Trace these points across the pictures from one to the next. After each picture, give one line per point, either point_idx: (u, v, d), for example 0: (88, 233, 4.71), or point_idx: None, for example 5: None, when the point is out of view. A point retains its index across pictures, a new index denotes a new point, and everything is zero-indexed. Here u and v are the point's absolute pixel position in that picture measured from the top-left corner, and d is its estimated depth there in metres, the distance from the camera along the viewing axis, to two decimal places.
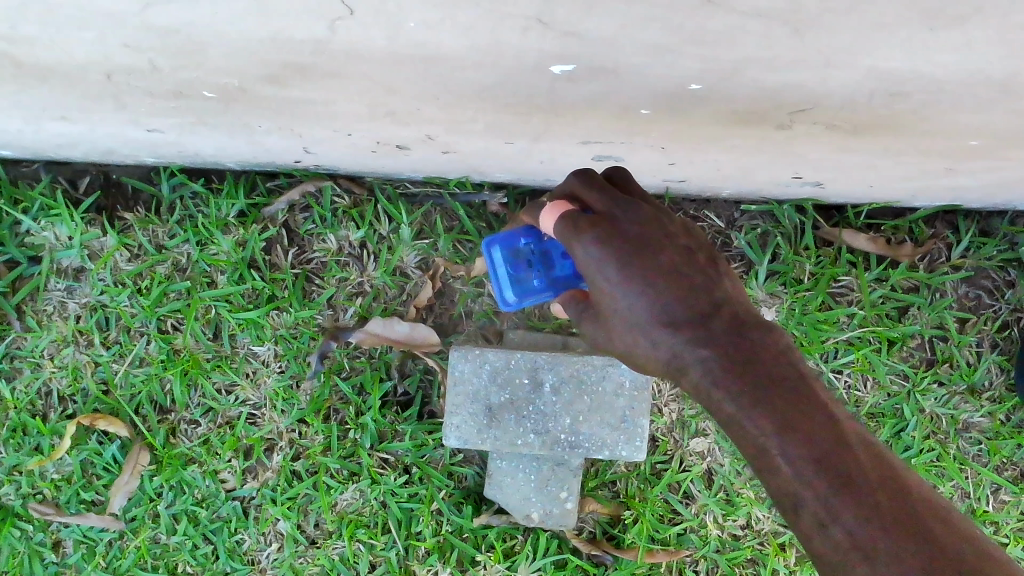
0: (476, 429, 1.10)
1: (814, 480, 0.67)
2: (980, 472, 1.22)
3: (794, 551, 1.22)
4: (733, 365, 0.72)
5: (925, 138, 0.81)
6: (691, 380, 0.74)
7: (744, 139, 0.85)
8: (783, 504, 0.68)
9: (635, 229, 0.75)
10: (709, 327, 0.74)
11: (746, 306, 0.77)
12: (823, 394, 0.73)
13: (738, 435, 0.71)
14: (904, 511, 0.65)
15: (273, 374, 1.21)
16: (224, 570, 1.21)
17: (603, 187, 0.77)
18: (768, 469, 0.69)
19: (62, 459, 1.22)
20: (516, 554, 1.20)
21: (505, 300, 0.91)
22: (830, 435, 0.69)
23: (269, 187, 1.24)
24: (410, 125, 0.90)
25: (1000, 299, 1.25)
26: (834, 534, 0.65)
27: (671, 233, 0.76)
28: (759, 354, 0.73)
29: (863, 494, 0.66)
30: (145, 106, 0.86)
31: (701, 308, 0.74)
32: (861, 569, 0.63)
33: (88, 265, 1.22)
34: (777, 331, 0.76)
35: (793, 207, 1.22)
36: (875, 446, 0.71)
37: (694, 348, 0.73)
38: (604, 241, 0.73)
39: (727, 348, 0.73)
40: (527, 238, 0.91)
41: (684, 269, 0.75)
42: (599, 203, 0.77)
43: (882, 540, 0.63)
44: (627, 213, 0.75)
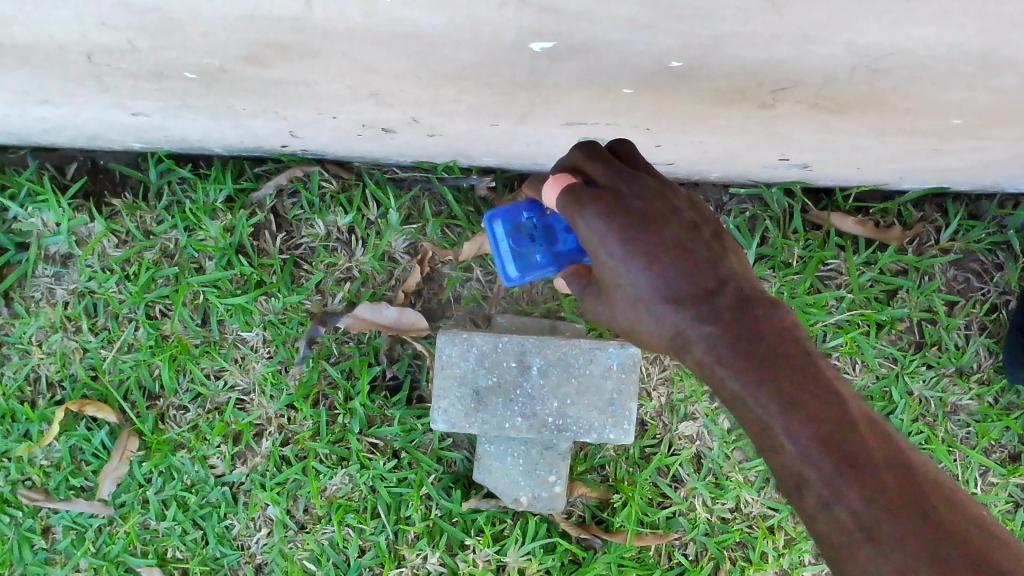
0: (463, 412, 1.10)
1: (819, 460, 0.67)
2: (968, 455, 1.22)
3: (782, 534, 1.23)
4: (737, 344, 0.72)
5: (909, 117, 0.81)
6: (695, 357, 0.74)
7: (728, 119, 0.85)
8: (788, 483, 0.69)
9: (639, 204, 0.75)
10: (713, 305, 0.73)
11: (751, 281, 0.77)
12: (829, 370, 0.73)
13: (743, 413, 0.71)
14: (910, 491, 0.65)
15: (262, 360, 1.21)
16: (214, 555, 1.21)
17: (607, 161, 0.77)
18: (773, 446, 0.70)
19: (51, 446, 1.22)
20: (506, 538, 1.21)
21: (507, 275, 0.91)
22: (835, 413, 0.69)
23: (257, 172, 1.23)
24: (395, 107, 0.89)
25: (988, 282, 1.25)
26: (837, 513, 0.65)
27: (675, 208, 0.76)
28: (764, 331, 0.73)
29: (868, 472, 0.66)
30: (127, 88, 0.86)
31: (705, 285, 0.74)
32: (864, 549, 0.63)
33: (75, 251, 1.22)
34: (782, 308, 0.75)
35: (782, 190, 1.22)
36: (880, 423, 0.71)
37: (698, 325, 0.73)
38: (607, 216, 0.74)
39: (731, 325, 0.73)
40: (530, 213, 0.91)
41: (688, 245, 0.75)
42: (603, 176, 0.77)
43: (887, 520, 0.63)
44: (632, 187, 0.76)
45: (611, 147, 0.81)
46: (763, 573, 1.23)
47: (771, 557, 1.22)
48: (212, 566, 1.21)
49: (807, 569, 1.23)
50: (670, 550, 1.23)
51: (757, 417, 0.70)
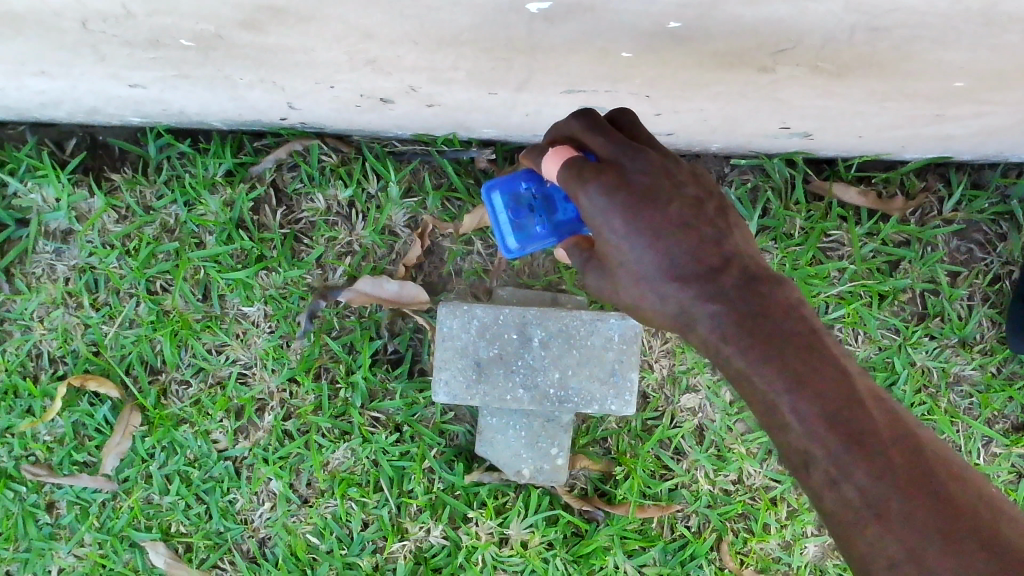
0: (465, 385, 1.09)
1: (826, 438, 0.67)
2: (971, 425, 1.22)
3: (785, 506, 1.23)
4: (743, 322, 0.71)
5: (910, 80, 0.80)
6: (700, 335, 0.73)
7: (727, 84, 0.85)
8: (794, 460, 0.69)
9: (642, 178, 0.73)
10: (720, 282, 0.72)
11: (755, 258, 0.76)
12: (835, 348, 0.72)
13: (749, 391, 0.71)
14: (918, 468, 0.65)
15: (263, 334, 1.21)
16: (218, 529, 1.22)
17: (608, 133, 0.76)
18: (779, 424, 0.69)
19: (54, 421, 1.22)
20: (508, 511, 1.21)
21: (507, 247, 0.91)
22: (842, 391, 0.68)
23: (257, 146, 1.23)
24: (392, 75, 0.89)
25: (992, 252, 1.25)
26: (844, 491, 0.65)
27: (679, 183, 0.75)
28: (770, 309, 0.72)
29: (876, 452, 0.66)
30: (124, 57, 0.86)
31: (709, 262, 0.73)
32: (872, 527, 0.64)
33: (75, 227, 1.22)
34: (787, 286, 0.74)
35: (783, 160, 1.21)
36: (887, 400, 0.71)
37: (703, 304, 0.72)
38: (609, 191, 0.72)
39: (738, 303, 0.72)
40: (529, 183, 0.91)
41: (693, 222, 0.74)
42: (604, 148, 0.75)
43: (894, 498, 0.64)
44: (634, 161, 0.74)
45: (611, 117, 0.80)
46: (766, 544, 1.23)
47: (774, 529, 1.22)
48: (216, 540, 1.22)
49: (809, 540, 1.23)
50: (672, 522, 1.23)
51: (762, 396, 0.70)
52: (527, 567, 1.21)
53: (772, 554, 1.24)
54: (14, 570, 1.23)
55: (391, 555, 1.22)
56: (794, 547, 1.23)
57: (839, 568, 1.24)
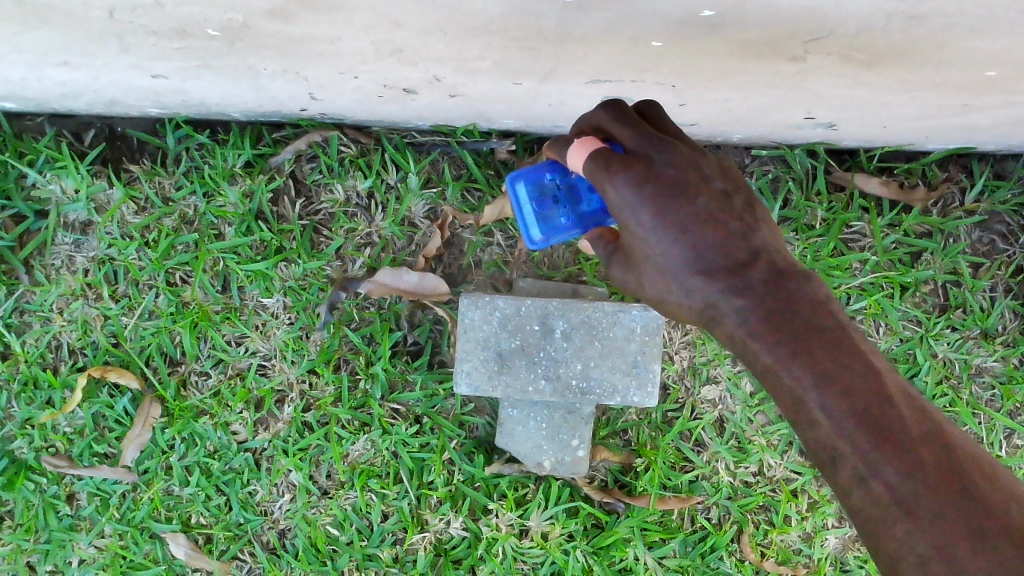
0: (487, 375, 1.09)
1: (854, 434, 0.67)
2: (993, 417, 1.21)
3: (806, 498, 1.22)
4: (771, 317, 0.71)
5: (941, 69, 0.79)
6: (726, 329, 0.73)
7: (756, 74, 0.84)
8: (820, 456, 0.69)
9: (670, 171, 0.72)
10: (746, 276, 0.72)
11: (783, 252, 0.75)
12: (863, 343, 0.72)
13: (776, 386, 0.71)
14: (948, 465, 0.65)
15: (283, 326, 1.21)
16: (237, 521, 1.22)
17: (636, 124, 0.75)
18: (807, 419, 0.69)
19: (74, 413, 1.22)
20: (528, 502, 1.21)
21: (532, 238, 0.90)
22: (871, 386, 0.68)
23: (276, 137, 1.22)
24: (417, 65, 0.88)
25: (1014, 243, 1.24)
26: (872, 488, 0.65)
27: (707, 176, 0.74)
28: (798, 304, 0.71)
29: (905, 448, 0.65)
30: (149, 47, 0.86)
31: (737, 257, 0.72)
32: (901, 524, 0.64)
33: (95, 219, 1.22)
34: (814, 281, 0.73)
35: (804, 151, 1.21)
36: (915, 396, 0.70)
37: (730, 298, 0.71)
38: (637, 183, 0.71)
39: (765, 298, 0.71)
40: (553, 174, 0.90)
41: (721, 216, 0.73)
42: (632, 140, 0.74)
43: (924, 495, 0.63)
44: (662, 154, 0.73)
45: (637, 109, 0.79)
46: (786, 536, 1.23)
47: (795, 521, 1.22)
48: (236, 532, 1.22)
49: (831, 532, 1.22)
50: (693, 514, 1.23)
51: (790, 391, 0.70)
52: (548, 559, 1.21)
53: (793, 547, 1.23)
54: (34, 562, 1.23)
55: (411, 547, 1.22)
56: (814, 539, 1.22)
57: (860, 560, 1.23)
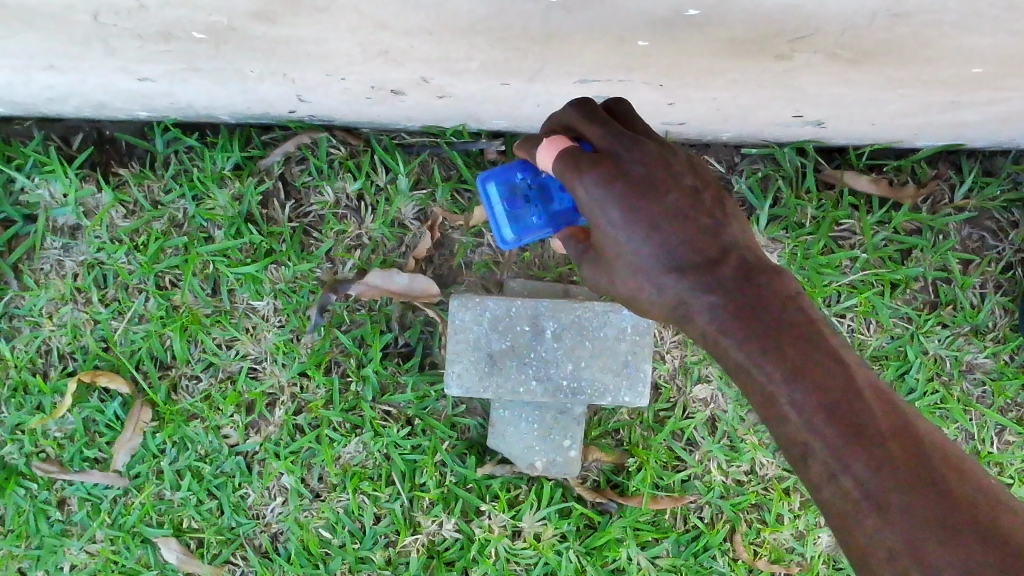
0: (478, 377, 1.09)
1: (825, 430, 0.66)
2: (984, 414, 1.21)
3: (798, 496, 1.22)
4: (741, 314, 0.71)
5: (928, 65, 0.79)
6: (698, 326, 0.73)
7: (742, 72, 0.84)
8: (791, 452, 0.69)
9: (639, 169, 0.72)
10: (716, 273, 0.72)
11: (754, 250, 0.75)
12: (834, 339, 0.72)
13: (747, 382, 0.71)
14: (918, 460, 0.65)
15: (273, 329, 1.20)
16: (230, 524, 1.21)
17: (604, 121, 0.74)
18: (778, 415, 0.69)
19: (64, 418, 1.21)
20: (521, 504, 1.21)
21: (504, 239, 0.91)
22: (841, 381, 0.68)
23: (265, 140, 1.22)
24: (404, 66, 0.88)
25: (1004, 240, 1.24)
26: (843, 483, 0.65)
27: (677, 173, 0.74)
28: (769, 301, 0.72)
29: (875, 443, 0.65)
30: (134, 51, 0.85)
31: (708, 254, 0.72)
32: (871, 519, 0.63)
33: (84, 223, 1.22)
34: (785, 277, 0.74)
35: (794, 149, 1.20)
36: (887, 391, 0.70)
37: (699, 295, 0.72)
38: (606, 181, 0.71)
39: (735, 294, 0.72)
40: (523, 173, 0.90)
41: (691, 213, 0.73)
42: (601, 138, 0.74)
43: (894, 490, 0.63)
44: (632, 152, 0.73)
45: (607, 106, 0.79)
46: (779, 534, 1.22)
47: (787, 519, 1.22)
48: (228, 535, 1.21)
49: (823, 530, 1.22)
50: (685, 513, 1.23)
51: (761, 386, 0.70)
52: (541, 560, 1.21)
53: (786, 545, 1.23)
54: (26, 567, 1.23)
55: (404, 549, 1.21)
56: (807, 537, 1.22)
57: None
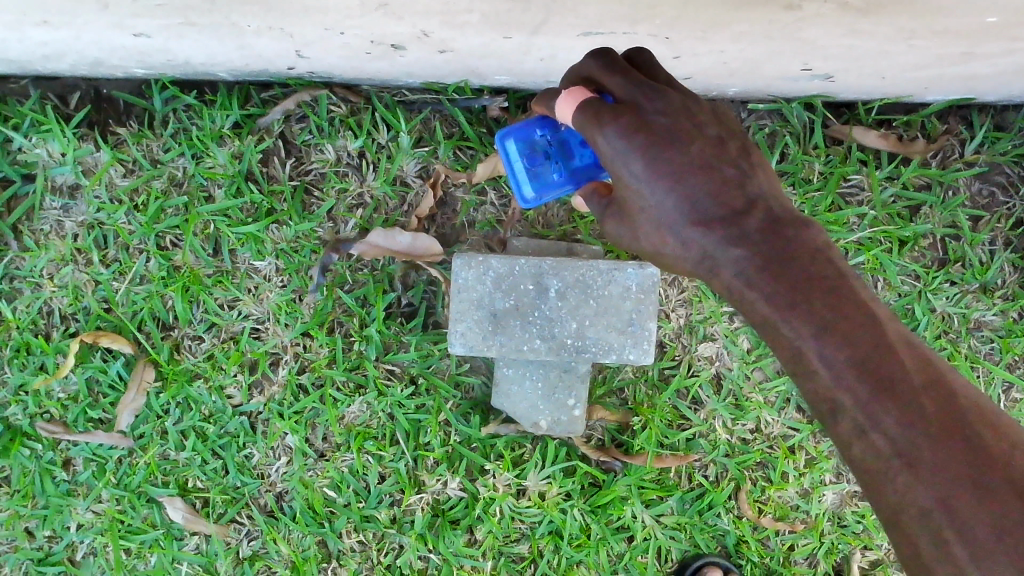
0: (481, 336, 1.08)
1: (854, 385, 0.66)
2: (992, 370, 1.20)
3: (803, 454, 1.22)
4: (769, 265, 0.70)
5: (940, 16, 0.78)
6: (724, 280, 0.72)
7: (751, 24, 0.82)
8: (822, 407, 0.69)
9: (662, 120, 0.71)
10: (742, 225, 0.71)
11: (782, 201, 0.74)
12: (864, 293, 0.70)
13: (776, 337, 0.71)
14: (950, 414, 0.64)
15: (275, 289, 1.19)
16: (235, 484, 1.21)
17: (625, 71, 0.73)
18: (808, 370, 0.69)
19: (67, 378, 1.21)
20: (525, 463, 1.20)
21: (524, 196, 0.90)
22: (872, 335, 0.67)
23: (264, 98, 1.21)
24: (404, 20, 0.87)
25: (1014, 195, 1.22)
26: (873, 440, 0.65)
27: (701, 123, 0.73)
28: (797, 253, 0.71)
29: (905, 398, 0.65)
30: (129, 5, 0.84)
31: (733, 205, 0.71)
32: (902, 475, 0.64)
33: (82, 182, 1.21)
34: (814, 229, 0.72)
35: (801, 104, 1.19)
36: (918, 345, 0.69)
37: (727, 249, 0.71)
38: (629, 133, 0.71)
39: (762, 246, 0.71)
40: (543, 130, 0.89)
41: (715, 163, 0.72)
42: (621, 89, 0.73)
43: (926, 446, 0.63)
44: (654, 101, 0.71)
45: (628, 58, 0.77)
46: (784, 492, 1.22)
47: (792, 477, 1.22)
48: (233, 495, 1.21)
49: (828, 488, 1.22)
50: (690, 472, 1.22)
51: (789, 341, 0.70)
52: (545, 518, 1.20)
53: (790, 503, 1.23)
54: (32, 528, 1.23)
55: (409, 507, 1.21)
56: (812, 495, 1.22)
57: (858, 515, 1.22)
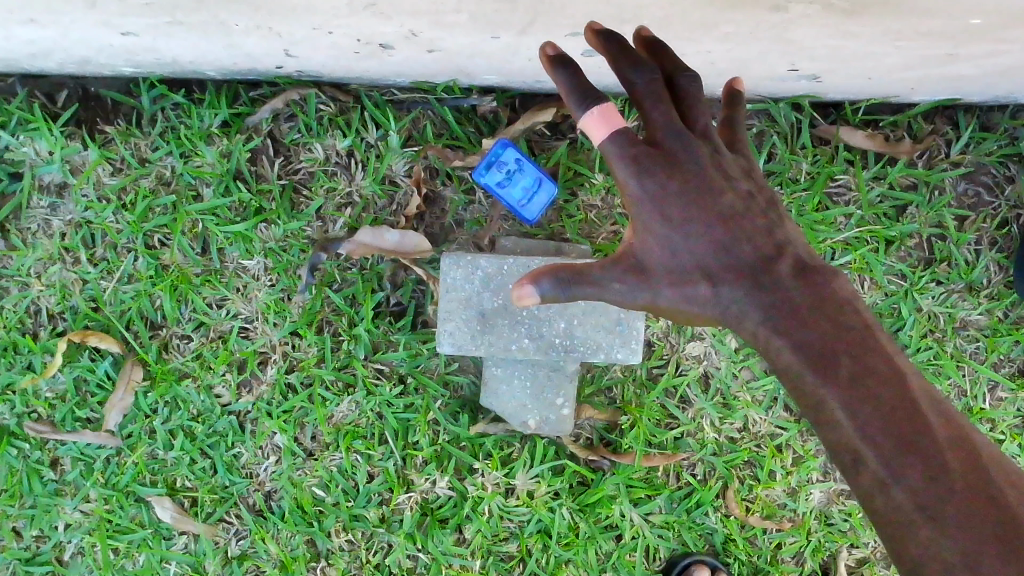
0: (470, 335, 1.08)
1: (879, 440, 0.69)
2: (977, 369, 1.21)
3: (790, 453, 1.23)
4: (800, 317, 0.75)
5: (925, 18, 0.78)
6: (751, 328, 0.77)
7: (738, 24, 0.83)
8: (842, 457, 0.72)
9: (697, 170, 0.77)
10: (770, 274, 0.77)
11: (807, 252, 0.80)
12: (887, 344, 0.75)
13: (801, 386, 0.75)
14: (973, 468, 0.67)
15: (264, 288, 1.19)
16: (223, 483, 1.21)
17: (667, 108, 0.77)
18: (830, 422, 0.72)
19: (55, 377, 1.21)
20: (514, 462, 1.21)
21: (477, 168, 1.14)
22: (897, 388, 0.71)
23: (252, 96, 1.20)
24: (392, 19, 0.87)
25: (1000, 196, 1.23)
26: (894, 494, 0.68)
27: (732, 176, 0.79)
28: (825, 303, 0.76)
29: (928, 453, 0.68)
30: (117, 4, 0.84)
31: (763, 254, 0.77)
32: (926, 530, 0.66)
33: (70, 180, 1.20)
34: (840, 280, 0.78)
35: (789, 105, 1.19)
36: (936, 396, 0.73)
37: (756, 299, 0.76)
38: (663, 181, 0.76)
39: (791, 296, 0.76)
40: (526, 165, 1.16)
41: (746, 215, 0.78)
42: (664, 126, 0.77)
43: (949, 502, 0.66)
44: (690, 153, 0.77)
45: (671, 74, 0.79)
46: (772, 491, 1.23)
47: (780, 476, 1.22)
48: (222, 494, 1.21)
49: (815, 486, 1.23)
50: (678, 471, 1.23)
51: (813, 390, 0.74)
52: (534, 517, 1.21)
53: (778, 501, 1.23)
54: (20, 527, 1.22)
55: (397, 507, 1.21)
56: (799, 494, 1.23)
57: (845, 513, 1.23)
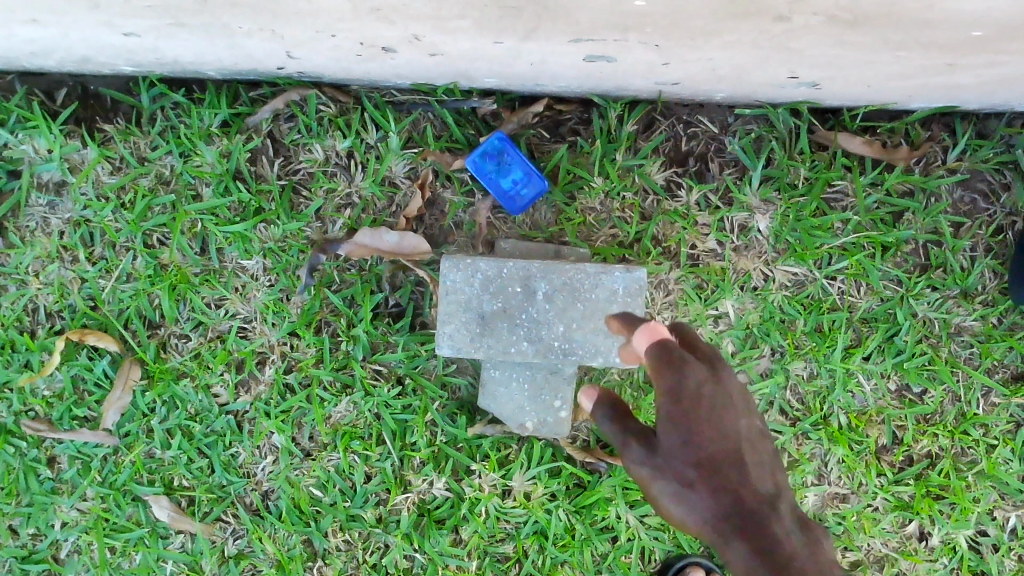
0: (469, 338, 1.09)
1: None
2: (971, 375, 1.22)
3: (785, 456, 1.23)
4: (780, 538, 0.74)
5: (926, 30, 0.79)
6: (730, 539, 0.75)
7: (740, 33, 0.83)
8: None
9: (722, 386, 0.81)
10: (770, 507, 0.76)
11: (789, 502, 0.79)
12: None
13: None
14: None
15: (263, 288, 1.20)
16: (220, 483, 1.21)
17: (713, 371, 0.82)
18: None
19: (52, 376, 1.21)
20: (511, 463, 1.21)
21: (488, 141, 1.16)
22: None
23: (252, 96, 1.20)
24: (396, 24, 0.87)
25: (995, 203, 1.23)
26: None
27: (756, 443, 0.80)
28: (811, 557, 0.73)
29: None
30: (120, 6, 0.84)
31: (770, 499, 0.77)
32: None
33: (68, 179, 1.20)
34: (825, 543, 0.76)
35: (787, 111, 1.20)
36: None
37: (744, 505, 0.75)
38: (695, 374, 0.80)
39: (778, 519, 0.75)
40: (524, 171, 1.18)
41: (753, 468, 0.78)
42: (705, 368, 0.81)
43: None
44: (726, 375, 0.82)
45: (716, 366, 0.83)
46: None
47: None
48: (219, 494, 1.21)
49: (809, 490, 1.23)
50: None
51: None
52: (530, 518, 1.21)
53: None
54: (16, 525, 1.22)
55: (394, 507, 1.22)
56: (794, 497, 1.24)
57: (839, 517, 1.24)
